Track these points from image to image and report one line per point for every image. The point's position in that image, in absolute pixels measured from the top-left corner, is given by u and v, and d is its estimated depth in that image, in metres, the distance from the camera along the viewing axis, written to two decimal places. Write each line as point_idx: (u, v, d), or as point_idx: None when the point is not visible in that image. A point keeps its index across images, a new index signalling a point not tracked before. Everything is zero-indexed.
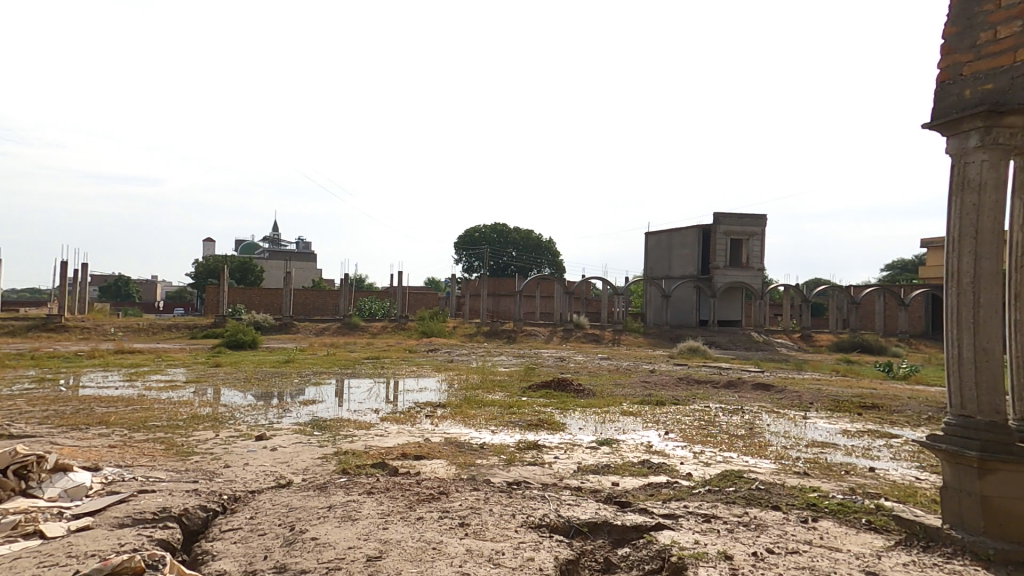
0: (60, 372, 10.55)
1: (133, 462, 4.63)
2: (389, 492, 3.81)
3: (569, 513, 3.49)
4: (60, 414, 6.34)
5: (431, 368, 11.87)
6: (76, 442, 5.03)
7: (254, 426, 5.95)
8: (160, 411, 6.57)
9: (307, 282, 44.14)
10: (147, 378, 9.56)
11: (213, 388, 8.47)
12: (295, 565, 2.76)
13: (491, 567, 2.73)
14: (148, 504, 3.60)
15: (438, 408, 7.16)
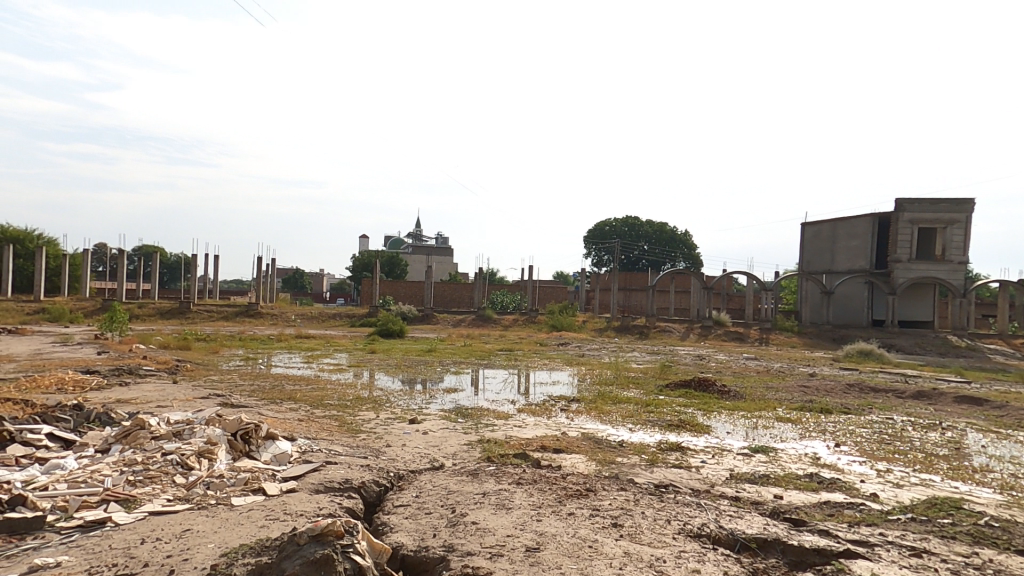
0: (258, 352, 12.57)
1: (317, 435, 5.36)
2: (537, 484, 3.96)
3: (731, 526, 3.33)
4: (261, 387, 7.58)
5: (564, 361, 12.02)
6: (274, 413, 5.96)
7: (407, 410, 6.53)
8: (331, 391, 7.51)
9: (445, 277, 47.19)
10: (321, 361, 10.97)
11: (371, 373, 9.46)
12: (461, 546, 3.00)
13: (654, 573, 2.71)
14: (335, 475, 4.18)
15: (573, 402, 7.25)
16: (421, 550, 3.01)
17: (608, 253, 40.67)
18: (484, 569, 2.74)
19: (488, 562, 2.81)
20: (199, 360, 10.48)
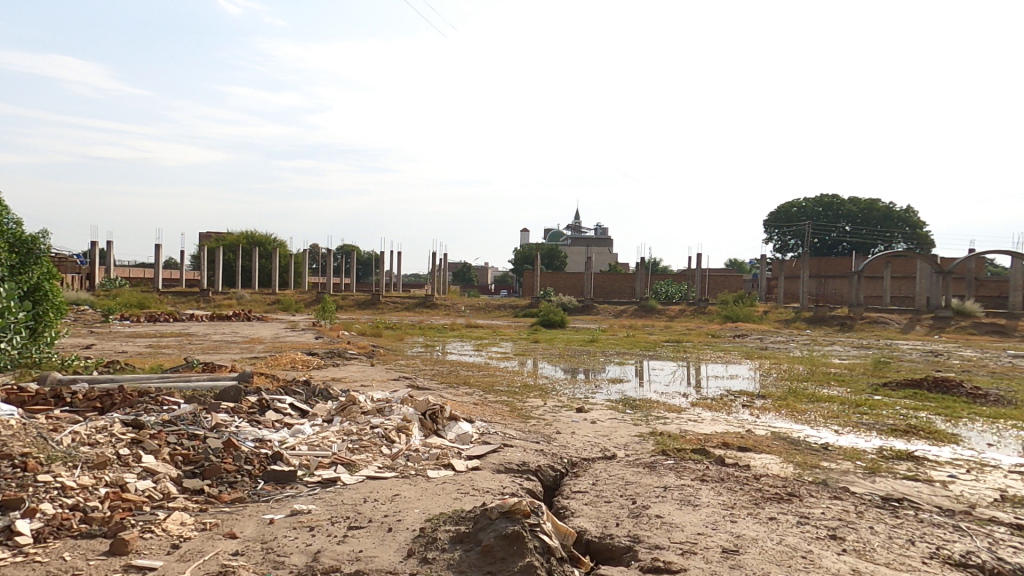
0: (435, 340, 13.88)
1: (492, 418, 5.73)
2: (725, 482, 3.72)
3: (1017, 560, 2.73)
4: (440, 372, 8.36)
5: (743, 354, 11.12)
6: (453, 396, 6.53)
7: (573, 399, 6.63)
8: (501, 377, 7.97)
9: (605, 267, 47.00)
10: (490, 350, 11.69)
11: (535, 361, 9.81)
12: (648, 538, 2.95)
13: None
14: (513, 457, 4.44)
15: (757, 398, 6.67)
16: (606, 538, 3.03)
17: (796, 237, 36.69)
18: (677, 564, 2.65)
19: (680, 558, 2.70)
20: (389, 346, 11.91)
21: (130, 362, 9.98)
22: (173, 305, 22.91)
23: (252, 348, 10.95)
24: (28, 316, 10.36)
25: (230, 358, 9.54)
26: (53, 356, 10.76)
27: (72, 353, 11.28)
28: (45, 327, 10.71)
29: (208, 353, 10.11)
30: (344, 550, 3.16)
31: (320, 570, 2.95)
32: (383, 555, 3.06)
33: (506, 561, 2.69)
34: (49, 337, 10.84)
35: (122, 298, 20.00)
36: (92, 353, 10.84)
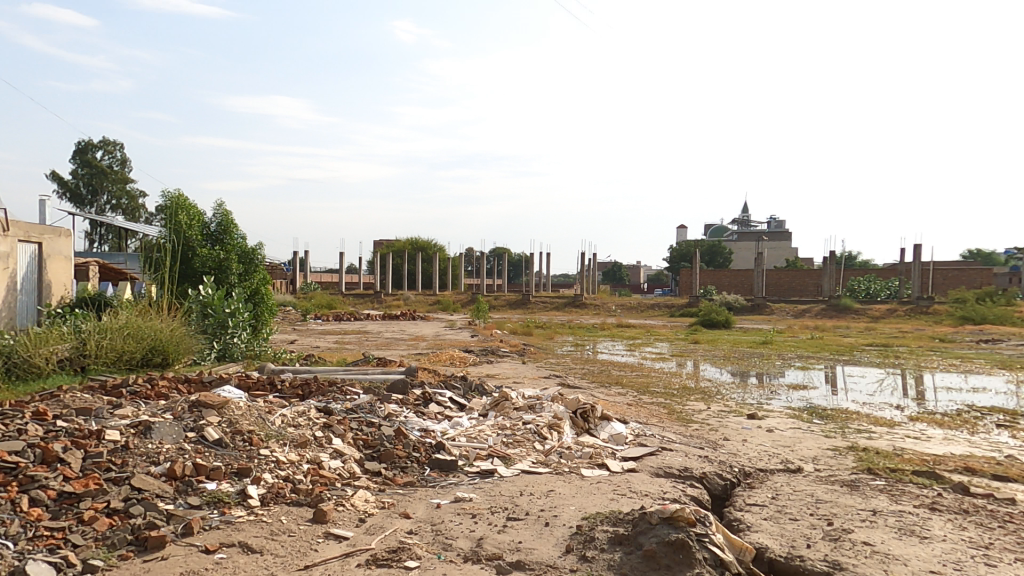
0: (587, 339, 13.88)
1: (647, 420, 5.55)
2: (970, 517, 3.18)
3: None
4: (593, 372, 8.32)
5: (995, 365, 9.11)
6: (606, 396, 6.45)
7: (742, 404, 6.13)
8: (656, 379, 7.65)
9: (783, 263, 42.94)
10: (643, 350, 11.33)
11: (695, 363, 9.30)
12: (853, 567, 2.64)
13: None
14: (672, 461, 4.27)
15: (1008, 419, 5.51)
16: (794, 559, 2.76)
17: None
18: None
19: None
20: (540, 345, 12.19)
21: (322, 356, 11.66)
22: (354, 306, 26.27)
23: (417, 345, 12.05)
24: (251, 316, 12.83)
25: (399, 354, 10.62)
26: (268, 349, 13.13)
27: (280, 347, 13.60)
28: (263, 324, 13.23)
29: (381, 349, 11.36)
30: (505, 539, 3.30)
31: (484, 556, 3.13)
32: (542, 548, 3.14)
33: (673, 570, 2.62)
34: (265, 332, 13.32)
35: (316, 300, 23.51)
36: (294, 348, 12.90)
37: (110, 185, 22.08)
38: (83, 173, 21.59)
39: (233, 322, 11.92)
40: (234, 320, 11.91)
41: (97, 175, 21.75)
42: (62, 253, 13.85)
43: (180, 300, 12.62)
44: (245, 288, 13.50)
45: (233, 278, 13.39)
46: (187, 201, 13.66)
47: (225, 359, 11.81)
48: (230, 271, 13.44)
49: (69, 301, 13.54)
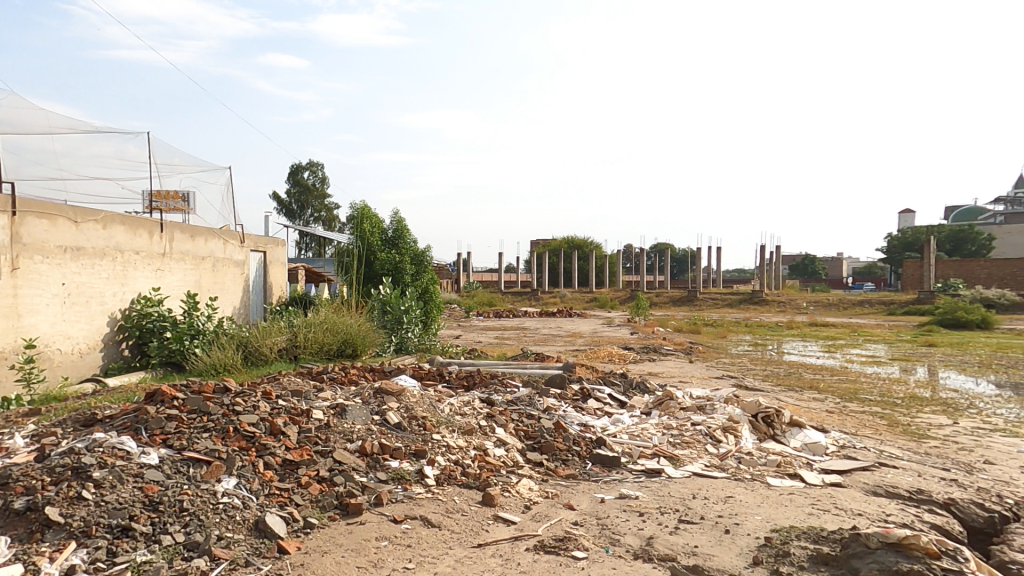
0: (767, 339, 12.84)
1: (857, 431, 5.32)
2: None
3: None
4: (777, 373, 7.85)
5: None
6: (799, 402, 6.15)
7: (1005, 420, 5.63)
8: (868, 387, 7.15)
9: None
10: (844, 353, 10.46)
11: (920, 370, 8.41)
12: None
13: None
14: (896, 481, 4.03)
15: None
16: None
17: None
18: None
19: None
20: (716, 343, 11.84)
21: (484, 350, 12.45)
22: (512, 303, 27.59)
23: (574, 341, 12.19)
24: (422, 312, 14.32)
25: (556, 350, 10.90)
26: (436, 343, 14.46)
27: (446, 342, 14.91)
28: (432, 321, 14.66)
29: (539, 345, 11.68)
30: (679, 541, 3.28)
31: (657, 556, 3.13)
32: (723, 556, 3.08)
33: None
34: (433, 328, 14.73)
35: (478, 298, 25.18)
36: (460, 342, 13.96)
37: (314, 201, 26.08)
38: (296, 192, 25.82)
39: (406, 318, 13.53)
40: (407, 317, 13.52)
41: (304, 192, 25.95)
42: (278, 259, 16.86)
43: (366, 298, 14.55)
44: (417, 287, 15.05)
45: (406, 278, 15.03)
46: (371, 211, 15.68)
47: (402, 352, 13.34)
48: (405, 272, 15.09)
49: (284, 301, 16.64)
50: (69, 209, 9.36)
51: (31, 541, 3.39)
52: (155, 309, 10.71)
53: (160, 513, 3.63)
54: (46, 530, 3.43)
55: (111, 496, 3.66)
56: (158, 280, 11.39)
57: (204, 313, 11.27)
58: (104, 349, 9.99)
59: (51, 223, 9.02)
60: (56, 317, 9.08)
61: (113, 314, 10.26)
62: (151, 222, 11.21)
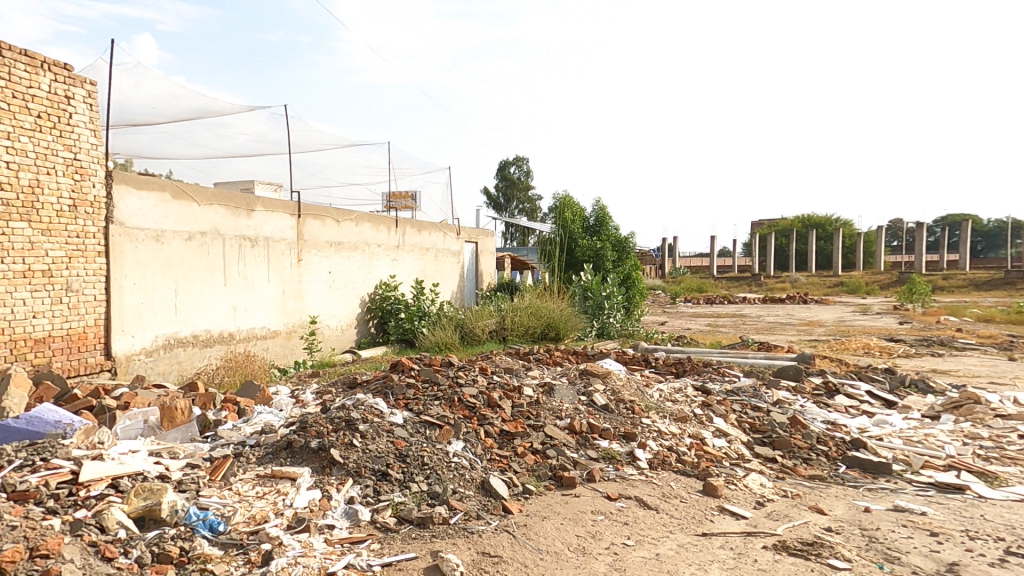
0: None
1: None
2: None
3: None
4: None
5: None
6: None
7: None
8: None
9: None
10: None
11: None
12: None
13: None
14: None
15: None
16: None
17: None
18: None
19: None
20: None
21: (693, 337, 11.91)
22: (728, 290, 26.29)
23: (811, 331, 11.13)
24: (624, 298, 14.32)
25: (787, 340, 9.89)
26: (640, 328, 14.34)
27: (650, 328, 14.63)
28: (635, 307, 14.52)
29: (763, 333, 10.89)
30: None
31: None
32: None
33: None
34: (636, 314, 14.58)
35: (686, 284, 24.74)
36: (665, 328, 13.61)
37: (518, 193, 27.89)
38: (503, 186, 27.94)
39: (608, 303, 13.72)
40: (608, 303, 13.70)
41: (510, 186, 27.87)
42: (487, 249, 18.53)
43: (568, 284, 15.05)
44: (619, 273, 15.01)
45: (608, 265, 15.07)
46: (573, 201, 16.00)
47: (604, 337, 13.52)
48: (606, 259, 15.17)
49: (493, 286, 18.26)
50: (333, 211, 11.52)
51: (323, 472, 4.58)
52: (393, 292, 12.88)
53: (408, 464, 4.71)
54: (333, 467, 4.61)
55: (373, 445, 4.83)
56: (393, 268, 13.54)
57: (427, 297, 13.23)
58: (357, 325, 12.33)
59: (322, 222, 11.22)
60: (326, 299, 11.36)
61: (363, 298, 12.53)
62: (388, 219, 13.31)
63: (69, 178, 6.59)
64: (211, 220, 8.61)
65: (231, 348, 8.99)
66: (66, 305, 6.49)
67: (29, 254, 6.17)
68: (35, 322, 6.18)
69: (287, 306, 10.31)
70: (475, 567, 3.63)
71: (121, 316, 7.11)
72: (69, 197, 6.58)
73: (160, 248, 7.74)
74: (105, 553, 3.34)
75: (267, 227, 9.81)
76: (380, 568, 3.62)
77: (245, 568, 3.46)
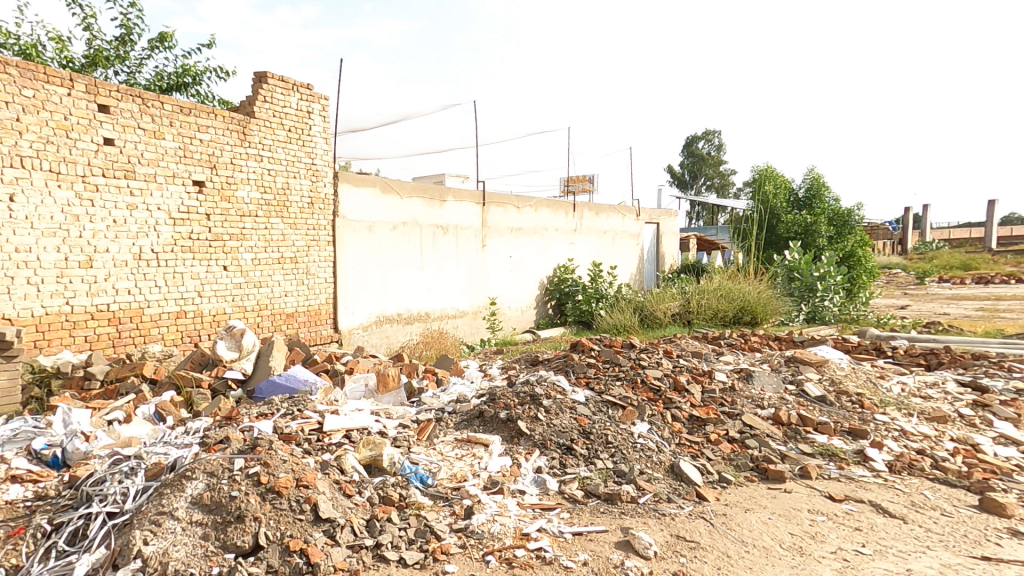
0: None
1: None
2: None
3: None
4: None
5: None
6: None
7: None
8: None
9: None
10: None
11: None
12: None
13: None
14: None
15: None
16: None
17: None
18: None
19: None
20: None
21: (954, 324, 10.30)
22: (1009, 266, 21.72)
23: None
24: (845, 279, 12.74)
25: None
26: (864, 313, 12.66)
27: (884, 312, 12.84)
28: (858, 288, 12.95)
29: None
30: None
31: None
32: None
33: None
34: (862, 297, 13.00)
35: (941, 262, 21.72)
36: (905, 314, 11.87)
37: (707, 169, 26.74)
38: (690, 163, 26.91)
39: (821, 285, 12.27)
40: (822, 284, 12.26)
41: (699, 162, 26.78)
42: (671, 229, 17.86)
43: (767, 264, 13.88)
44: (838, 251, 13.34)
45: (822, 241, 13.45)
46: (776, 171, 14.57)
47: (816, 322, 12.24)
48: (819, 235, 13.56)
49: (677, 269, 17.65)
50: (513, 197, 12.05)
51: (512, 442, 4.93)
52: (570, 275, 13.17)
53: (592, 442, 4.88)
54: (521, 437, 4.94)
55: (557, 420, 5.07)
56: (570, 251, 13.87)
57: (604, 280, 13.49)
58: (537, 307, 12.97)
59: (504, 209, 11.82)
60: (507, 282, 12.04)
61: (542, 281, 13.05)
62: (566, 203, 13.58)
63: (308, 180, 7.94)
64: (409, 211, 9.53)
65: (427, 325, 10.04)
66: (307, 286, 7.93)
67: (282, 244, 7.63)
68: (285, 300, 7.68)
69: (474, 288, 11.14)
70: (670, 548, 3.67)
71: (345, 296, 8.45)
72: (308, 195, 7.95)
73: (372, 237, 8.89)
74: (346, 490, 3.77)
75: (457, 215, 10.61)
76: (572, 537, 3.76)
77: (452, 519, 3.78)
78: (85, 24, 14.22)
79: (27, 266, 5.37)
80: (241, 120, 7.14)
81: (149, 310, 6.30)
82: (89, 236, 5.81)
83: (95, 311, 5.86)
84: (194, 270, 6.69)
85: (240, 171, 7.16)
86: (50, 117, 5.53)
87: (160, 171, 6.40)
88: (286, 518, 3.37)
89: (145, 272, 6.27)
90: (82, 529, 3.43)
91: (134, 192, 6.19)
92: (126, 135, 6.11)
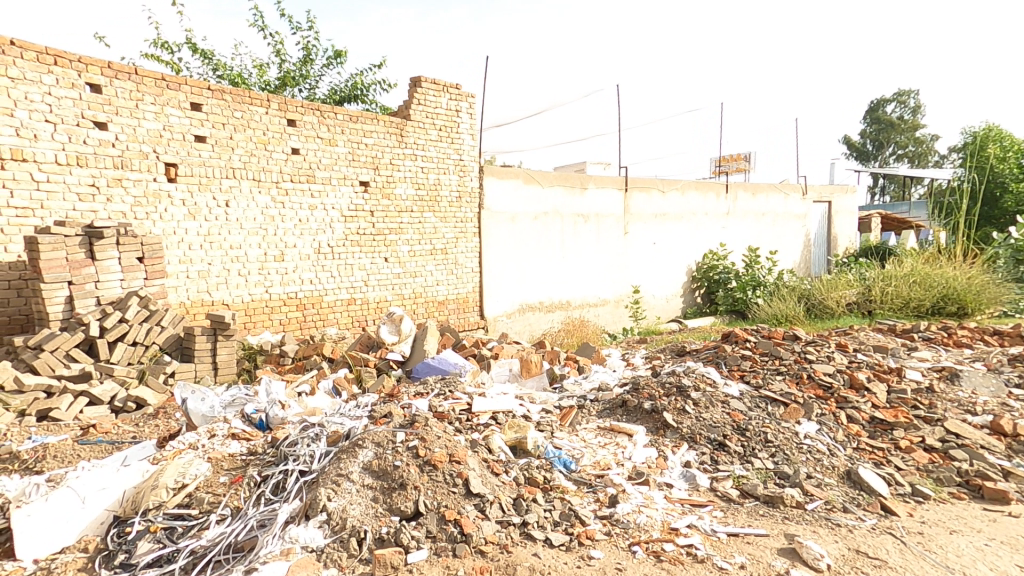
0: None
1: None
2: None
3: None
4: None
5: None
6: None
7: None
8: None
9: None
10: None
11: None
12: None
13: None
14: None
15: None
16: None
17: None
18: None
19: None
20: None
21: None
22: None
23: None
24: None
25: None
26: None
27: None
28: None
29: None
30: None
31: None
32: None
33: None
34: None
35: None
36: None
37: (897, 136, 23.29)
38: (874, 130, 23.74)
39: None
40: None
41: (885, 129, 23.46)
42: (845, 207, 15.73)
43: (982, 244, 11.69)
44: None
45: None
46: (1000, 131, 12.24)
47: None
48: None
49: (853, 253, 15.53)
50: (657, 181, 11.53)
51: (658, 433, 4.77)
52: (720, 262, 12.29)
53: (748, 439, 4.51)
54: (667, 430, 4.75)
55: (707, 414, 4.78)
56: (722, 235, 12.94)
57: (761, 266, 12.40)
58: (684, 295, 12.37)
59: (648, 194, 11.36)
60: (650, 269, 11.61)
61: (689, 268, 12.37)
62: (716, 184, 12.65)
63: (456, 176, 8.41)
64: (552, 200, 9.57)
65: (569, 313, 10.10)
66: (456, 276, 8.46)
67: (433, 237, 8.19)
68: (437, 289, 8.27)
69: (615, 276, 10.93)
70: (847, 564, 3.21)
71: (490, 285, 8.87)
72: (456, 190, 8.43)
73: (516, 227, 9.15)
74: (494, 469, 3.91)
75: (598, 202, 10.42)
76: (727, 537, 3.50)
77: (596, 505, 3.76)
78: (278, 50, 16.58)
79: (238, 261, 6.42)
80: (398, 123, 7.74)
81: (326, 297, 7.16)
82: (282, 234, 6.76)
83: (287, 299, 6.83)
84: (360, 263, 7.45)
85: (399, 171, 7.78)
86: (253, 134, 6.51)
87: (334, 174, 7.19)
88: (441, 489, 3.57)
89: (323, 264, 7.12)
90: (282, 482, 3.87)
91: (314, 194, 7.05)
92: (308, 144, 6.97)
